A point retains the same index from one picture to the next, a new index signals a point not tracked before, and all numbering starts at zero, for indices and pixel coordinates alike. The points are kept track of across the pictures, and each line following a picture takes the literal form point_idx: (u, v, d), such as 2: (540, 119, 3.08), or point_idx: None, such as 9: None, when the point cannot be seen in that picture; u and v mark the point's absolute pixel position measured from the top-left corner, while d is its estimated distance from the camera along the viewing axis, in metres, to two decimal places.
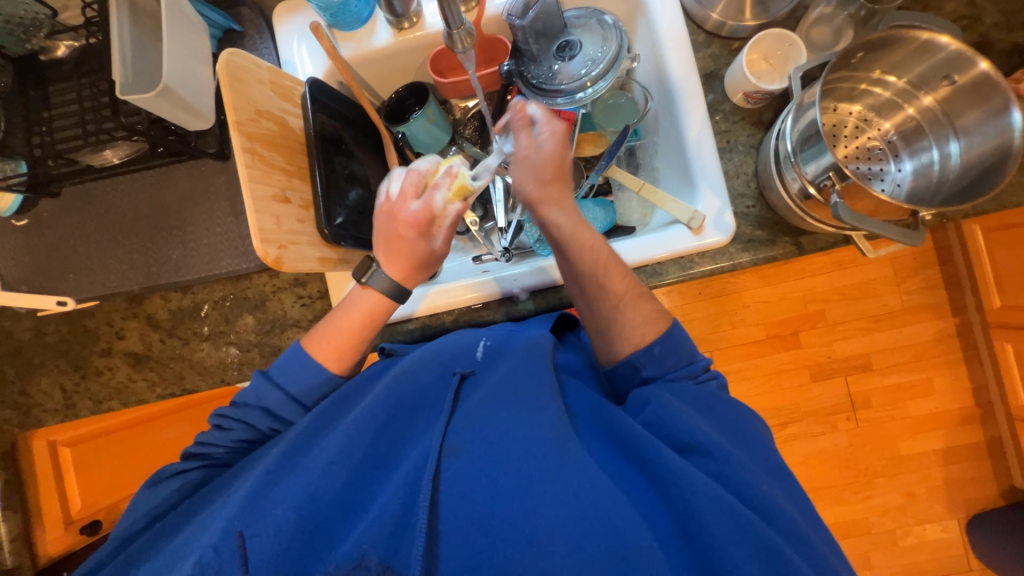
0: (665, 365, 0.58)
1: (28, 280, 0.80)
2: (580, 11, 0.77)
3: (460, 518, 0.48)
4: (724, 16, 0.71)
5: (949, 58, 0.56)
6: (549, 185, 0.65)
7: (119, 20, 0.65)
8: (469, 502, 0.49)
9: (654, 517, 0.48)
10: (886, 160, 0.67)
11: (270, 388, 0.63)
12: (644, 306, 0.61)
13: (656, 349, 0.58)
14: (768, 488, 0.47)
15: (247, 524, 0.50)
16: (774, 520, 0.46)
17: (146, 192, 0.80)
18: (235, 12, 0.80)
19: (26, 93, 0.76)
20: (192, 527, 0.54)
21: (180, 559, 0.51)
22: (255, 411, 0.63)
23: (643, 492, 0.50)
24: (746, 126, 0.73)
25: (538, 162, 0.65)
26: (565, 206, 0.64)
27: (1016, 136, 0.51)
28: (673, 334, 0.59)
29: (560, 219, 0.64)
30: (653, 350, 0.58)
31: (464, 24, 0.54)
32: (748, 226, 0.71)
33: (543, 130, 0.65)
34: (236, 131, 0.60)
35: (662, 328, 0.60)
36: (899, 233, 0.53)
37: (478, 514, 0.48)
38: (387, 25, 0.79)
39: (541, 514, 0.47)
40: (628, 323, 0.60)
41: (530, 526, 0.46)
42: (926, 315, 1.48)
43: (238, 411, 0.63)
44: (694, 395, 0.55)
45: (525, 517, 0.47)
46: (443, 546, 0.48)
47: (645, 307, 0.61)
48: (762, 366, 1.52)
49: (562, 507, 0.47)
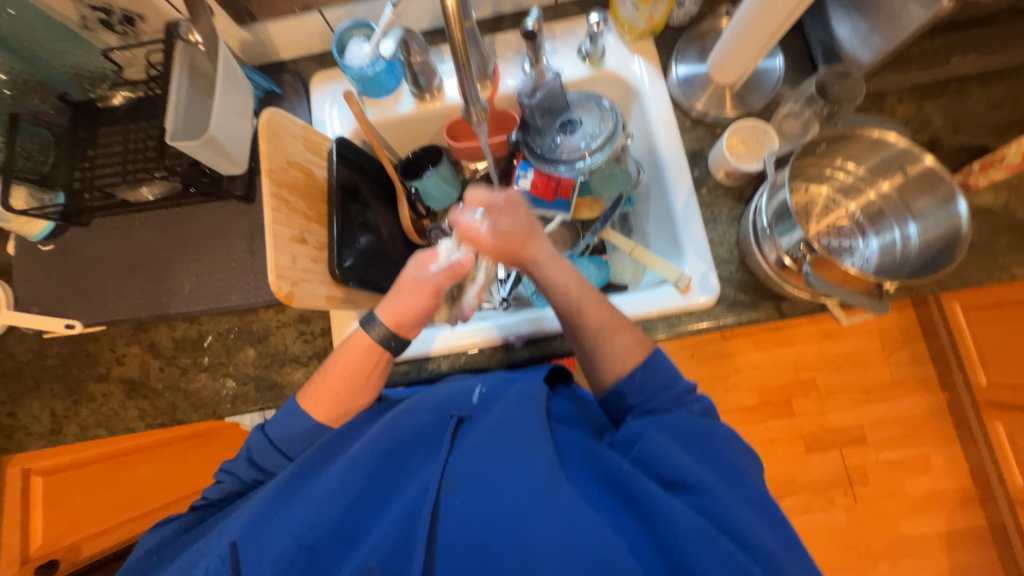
0: (649, 389, 0.62)
1: (40, 302, 0.84)
2: (581, 95, 0.87)
3: (457, 553, 0.50)
4: (707, 106, 0.81)
5: (897, 153, 0.64)
6: (525, 251, 0.69)
7: (179, 78, 0.73)
8: (466, 536, 0.50)
9: (644, 552, 0.48)
10: (854, 236, 0.72)
11: (266, 442, 0.66)
12: (624, 336, 0.65)
13: (638, 376, 0.62)
14: (747, 517, 0.49)
15: (246, 548, 0.53)
16: (763, 559, 0.47)
17: (171, 226, 0.85)
18: (278, 78, 0.90)
19: (76, 133, 0.84)
20: (186, 557, 0.56)
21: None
22: (241, 460, 0.67)
23: (632, 526, 0.51)
24: (728, 200, 0.80)
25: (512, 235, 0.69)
26: (552, 258, 0.70)
27: (964, 222, 0.58)
28: (655, 360, 0.63)
29: (545, 267, 0.69)
30: (636, 376, 0.62)
31: (480, 101, 0.61)
32: (732, 289, 0.76)
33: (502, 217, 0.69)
34: (267, 177, 0.66)
35: (643, 355, 0.64)
36: (868, 301, 0.57)
37: (473, 546, 0.50)
38: (410, 96, 0.89)
39: (535, 549, 0.48)
40: (610, 352, 0.65)
41: (524, 560, 0.48)
42: (915, 390, 1.51)
43: (234, 464, 0.67)
44: (680, 431, 0.57)
45: (520, 551, 0.48)
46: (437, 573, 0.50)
47: (626, 336, 0.65)
48: (755, 433, 1.52)
49: (556, 542, 0.48)
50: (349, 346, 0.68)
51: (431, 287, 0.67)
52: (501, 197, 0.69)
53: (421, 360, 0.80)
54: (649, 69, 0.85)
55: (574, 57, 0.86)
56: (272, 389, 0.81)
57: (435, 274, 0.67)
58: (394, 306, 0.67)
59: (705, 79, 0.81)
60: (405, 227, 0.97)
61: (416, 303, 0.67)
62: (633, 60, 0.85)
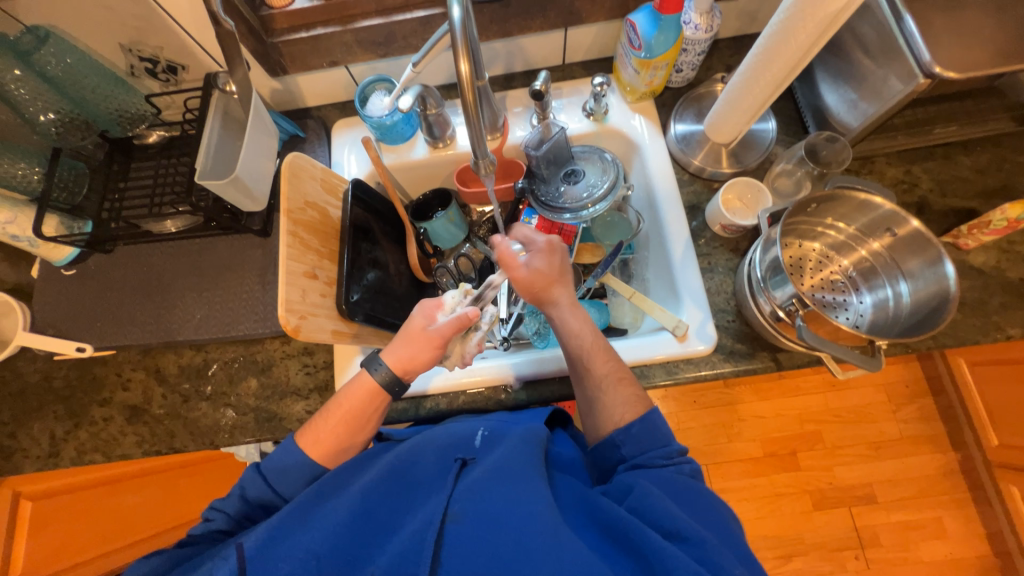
0: (642, 445, 0.63)
1: (56, 325, 0.87)
2: (585, 147, 0.92)
3: None
4: (704, 162, 0.86)
5: (885, 215, 0.67)
6: (546, 290, 0.73)
7: (212, 126, 0.78)
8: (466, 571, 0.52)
9: None
10: (847, 292, 0.74)
11: (261, 480, 0.67)
12: (627, 388, 0.67)
13: (634, 429, 0.63)
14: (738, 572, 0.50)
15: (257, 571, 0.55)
16: None
17: (189, 257, 0.89)
18: (303, 123, 0.97)
19: (111, 167, 0.89)
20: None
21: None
22: (233, 496, 0.67)
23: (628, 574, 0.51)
24: (725, 252, 0.83)
25: (536, 275, 0.73)
26: (569, 304, 0.73)
27: (952, 283, 0.60)
28: (651, 417, 0.64)
29: (560, 312, 0.73)
30: (632, 429, 0.63)
31: (488, 156, 0.65)
32: (729, 338, 0.77)
33: (539, 257, 0.74)
34: (285, 216, 0.70)
35: (640, 411, 0.65)
36: (860, 358, 0.58)
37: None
38: (425, 143, 0.95)
39: None
40: (611, 403, 0.66)
41: None
42: (924, 447, 1.47)
43: (225, 501, 0.67)
44: (675, 488, 0.58)
45: None
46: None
47: (628, 390, 0.68)
48: (759, 487, 1.47)
49: None
50: (352, 388, 0.70)
51: (439, 338, 0.69)
52: (542, 239, 0.75)
53: (417, 398, 0.81)
54: (649, 126, 0.90)
55: (579, 112, 0.92)
56: (271, 421, 0.82)
57: (442, 325, 0.70)
58: (402, 354, 0.70)
59: (702, 137, 0.86)
60: (412, 263, 0.99)
61: (425, 353, 0.70)
62: (633, 117, 0.91)
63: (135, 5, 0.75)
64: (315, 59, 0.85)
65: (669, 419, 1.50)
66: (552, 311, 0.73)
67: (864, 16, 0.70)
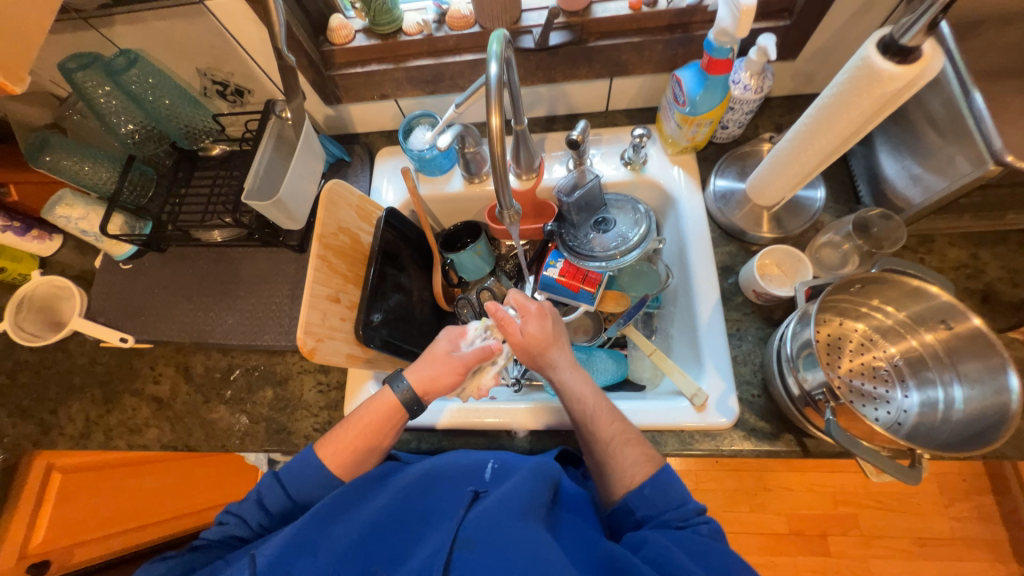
0: (658, 506, 0.62)
1: (106, 313, 0.94)
2: (619, 196, 0.91)
3: None
4: (743, 224, 0.82)
5: (942, 306, 0.61)
6: (544, 354, 0.75)
7: (264, 149, 0.83)
8: None
9: None
10: (891, 384, 0.67)
11: (278, 486, 0.68)
12: (634, 449, 0.66)
13: (646, 490, 0.62)
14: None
15: None
16: None
17: (230, 264, 0.95)
18: (350, 148, 1.02)
19: (177, 173, 0.96)
20: None
21: None
22: (250, 504, 0.68)
23: None
24: (756, 319, 0.78)
25: (528, 343, 0.75)
26: (569, 367, 0.74)
27: (1014, 399, 0.52)
28: (663, 476, 0.63)
29: (562, 376, 0.73)
30: (644, 490, 0.62)
31: (513, 206, 0.66)
32: (752, 415, 0.72)
33: (532, 324, 0.76)
34: (318, 241, 0.73)
35: (652, 471, 0.64)
36: (893, 468, 0.52)
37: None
38: (461, 177, 0.97)
39: None
40: (620, 465, 0.65)
41: None
42: (980, 552, 1.30)
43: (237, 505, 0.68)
44: (694, 547, 0.57)
45: None
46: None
47: (635, 450, 0.66)
48: (780, 566, 1.35)
49: None
50: (374, 404, 0.72)
51: (462, 364, 0.74)
52: (534, 303, 0.78)
53: (421, 429, 0.81)
54: (688, 179, 0.88)
55: (616, 160, 0.92)
56: (279, 433, 0.84)
57: (467, 353, 0.75)
58: (425, 374, 0.73)
59: (742, 198, 0.83)
60: (436, 292, 1.01)
61: (446, 376, 0.73)
62: (672, 169, 0.89)
63: (213, 36, 0.82)
64: (367, 91, 0.90)
65: (687, 477, 1.42)
66: (554, 378, 0.74)
67: (931, 89, 0.66)
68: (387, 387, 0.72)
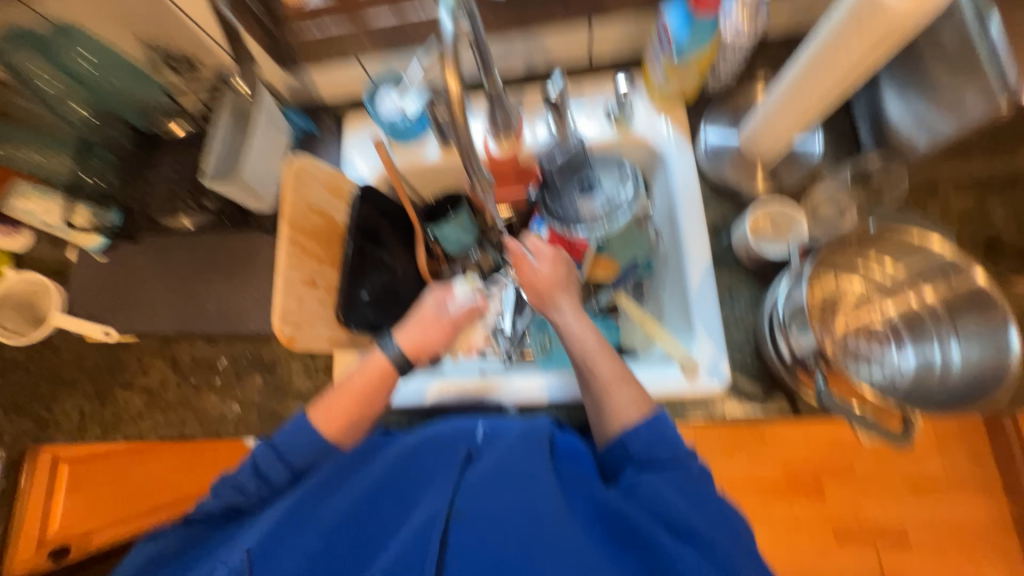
0: (652, 450, 0.60)
1: (87, 308, 0.92)
2: (604, 156, 0.86)
3: None
4: (736, 180, 0.77)
5: (943, 261, 0.57)
6: (551, 294, 0.74)
7: (222, 127, 0.80)
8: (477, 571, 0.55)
9: None
10: (886, 343, 0.65)
11: (273, 452, 0.65)
12: (631, 390, 0.64)
13: (640, 430, 0.61)
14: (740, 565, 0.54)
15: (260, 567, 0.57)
16: None
17: (206, 250, 0.92)
18: (318, 119, 0.96)
19: (140, 157, 0.91)
20: None
21: None
22: (245, 470, 0.66)
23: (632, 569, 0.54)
24: (749, 281, 0.75)
25: (541, 282, 0.74)
26: (575, 308, 0.73)
27: (1014, 358, 0.52)
28: (658, 419, 0.61)
29: (565, 317, 0.72)
30: (639, 431, 0.61)
31: (484, 175, 0.63)
32: (744, 378, 0.71)
33: (544, 265, 0.75)
34: (286, 224, 0.70)
35: (648, 410, 0.63)
36: (886, 432, 0.52)
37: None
38: (436, 145, 0.91)
39: None
40: (616, 404, 0.64)
41: None
42: (972, 491, 1.34)
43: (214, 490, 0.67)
44: (687, 488, 0.58)
45: None
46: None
47: (631, 390, 0.65)
48: (777, 512, 1.40)
49: None
50: (366, 364, 0.71)
51: (450, 324, 0.76)
52: (549, 247, 0.77)
53: (415, 411, 0.81)
54: (676, 132, 0.82)
55: (600, 116, 0.86)
56: (272, 418, 0.84)
57: (455, 311, 0.77)
58: (414, 335, 0.73)
59: (734, 153, 0.78)
60: (421, 267, 0.98)
61: (435, 337, 0.75)
62: (658, 121, 0.84)
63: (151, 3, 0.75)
64: None
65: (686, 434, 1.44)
66: (557, 317, 0.73)
67: (942, 20, 0.59)
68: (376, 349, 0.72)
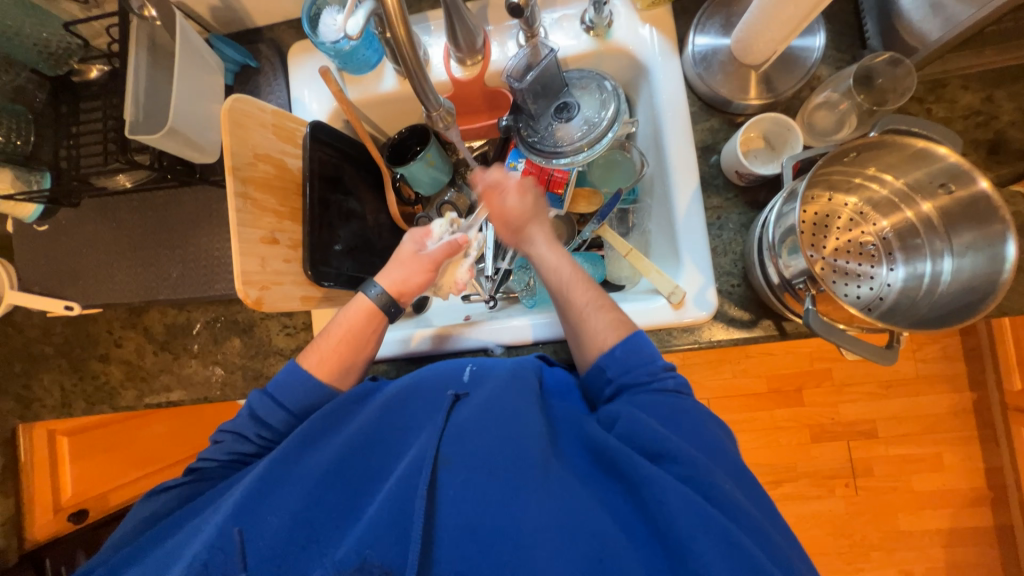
0: (626, 364, 0.61)
1: (40, 282, 0.86)
2: (582, 72, 0.77)
3: (454, 528, 0.53)
4: (727, 92, 0.70)
5: (947, 168, 0.53)
6: (523, 228, 0.73)
7: (138, 61, 0.67)
8: (464, 513, 0.53)
9: (631, 523, 0.52)
10: (877, 260, 0.63)
11: (268, 399, 0.67)
12: (607, 314, 0.66)
13: (617, 352, 0.63)
14: (731, 489, 0.51)
15: (246, 523, 0.56)
16: (741, 520, 0.49)
17: (155, 211, 0.84)
18: (254, 49, 0.83)
19: (58, 109, 0.80)
20: (188, 531, 0.59)
21: (173, 561, 0.56)
22: (244, 419, 0.67)
23: (620, 501, 0.54)
24: (739, 204, 0.71)
25: (509, 216, 0.73)
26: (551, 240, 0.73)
27: (1006, 270, 0.48)
28: (634, 338, 0.63)
29: (540, 250, 0.73)
30: (615, 352, 0.63)
31: (443, 106, 0.57)
32: (731, 306, 0.70)
33: (511, 199, 0.72)
34: (231, 176, 0.62)
35: (625, 333, 0.64)
36: (870, 349, 0.51)
37: (470, 522, 0.52)
38: (393, 72, 0.81)
39: (528, 520, 0.51)
40: (593, 328, 0.65)
41: (517, 534, 0.50)
42: (940, 387, 1.43)
43: (211, 450, 0.67)
44: (665, 412, 0.57)
45: (513, 525, 0.51)
46: (438, 551, 0.52)
47: (608, 315, 0.66)
48: (759, 420, 1.48)
49: (546, 516, 0.51)
50: (352, 309, 0.72)
51: (430, 262, 0.74)
52: (514, 178, 0.73)
53: (398, 358, 0.81)
54: (662, 42, 0.73)
55: (576, 27, 0.75)
56: (258, 379, 0.83)
57: (433, 250, 0.75)
58: (395, 276, 0.73)
59: (726, 59, 0.70)
60: (393, 213, 0.92)
61: (417, 276, 0.74)
62: (643, 30, 0.73)
63: None
64: None
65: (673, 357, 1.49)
66: (530, 251, 0.73)
67: None
68: (360, 293, 0.73)
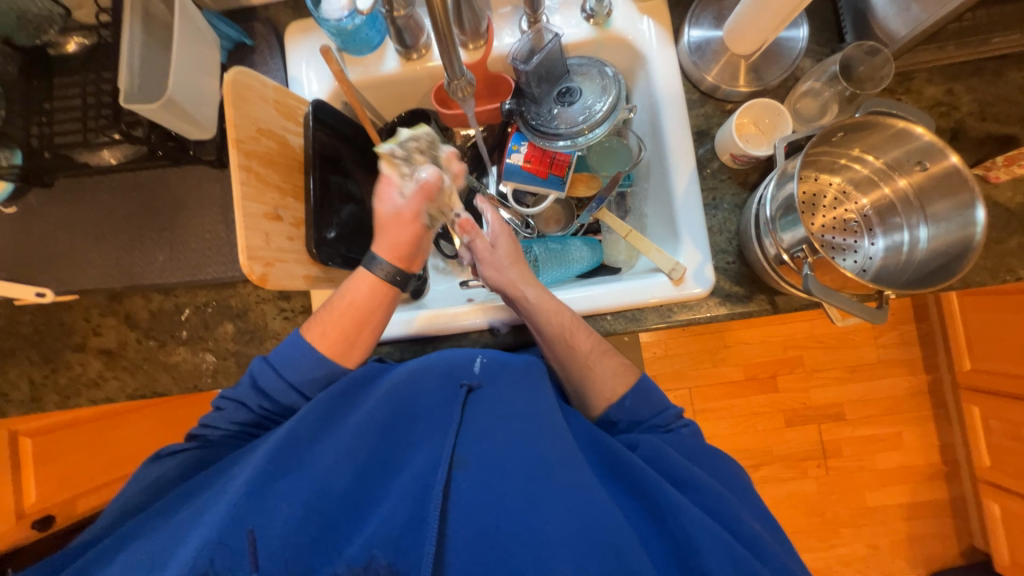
0: (640, 416, 0.65)
1: (7, 268, 0.80)
2: (583, 59, 0.79)
3: (470, 532, 0.53)
4: (719, 79, 0.74)
5: (923, 147, 0.59)
6: (515, 278, 0.72)
7: (133, 31, 0.65)
8: (479, 517, 0.54)
9: (650, 546, 0.54)
10: (859, 234, 0.68)
11: (269, 368, 0.65)
12: (611, 360, 0.68)
13: (629, 403, 0.65)
14: (756, 527, 0.54)
15: (257, 522, 0.52)
16: (761, 554, 0.52)
17: (140, 192, 0.80)
18: (248, 27, 0.81)
19: (30, 81, 0.75)
20: (191, 510, 0.56)
21: (175, 544, 0.52)
22: (249, 395, 0.66)
23: (640, 520, 0.56)
24: (732, 185, 0.75)
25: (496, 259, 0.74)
26: (533, 282, 0.72)
27: (977, 232, 0.54)
28: (644, 386, 0.66)
29: (529, 294, 0.71)
30: (627, 404, 0.65)
31: (465, 76, 0.58)
32: (727, 281, 0.74)
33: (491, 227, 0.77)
34: (235, 148, 0.60)
35: (630, 380, 0.67)
36: (864, 310, 0.54)
37: (484, 526, 0.54)
38: (395, 54, 0.81)
39: (547, 534, 0.52)
40: (601, 377, 0.67)
41: (536, 544, 0.52)
42: (900, 370, 1.54)
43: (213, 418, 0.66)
44: (692, 450, 0.62)
45: (532, 536, 0.52)
46: (449, 553, 0.53)
47: (612, 361, 0.68)
48: (738, 407, 1.54)
49: (567, 529, 0.52)
50: (355, 283, 0.69)
51: (410, 215, 0.69)
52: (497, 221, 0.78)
53: (400, 340, 0.80)
54: (658, 32, 0.76)
55: (577, 15, 0.78)
56: None
57: (407, 201, 0.69)
58: (384, 245, 0.70)
59: (719, 48, 0.74)
60: None
61: (402, 235, 0.70)
62: (642, 23, 0.77)
63: None
64: None
65: (657, 347, 1.54)
66: (522, 299, 0.71)
67: None
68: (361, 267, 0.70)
